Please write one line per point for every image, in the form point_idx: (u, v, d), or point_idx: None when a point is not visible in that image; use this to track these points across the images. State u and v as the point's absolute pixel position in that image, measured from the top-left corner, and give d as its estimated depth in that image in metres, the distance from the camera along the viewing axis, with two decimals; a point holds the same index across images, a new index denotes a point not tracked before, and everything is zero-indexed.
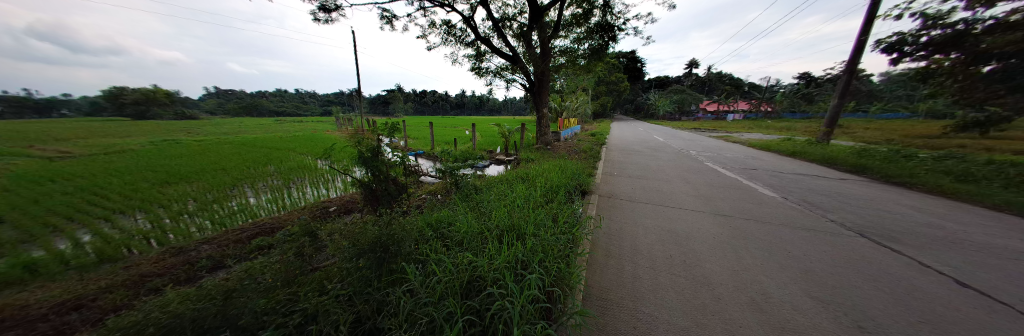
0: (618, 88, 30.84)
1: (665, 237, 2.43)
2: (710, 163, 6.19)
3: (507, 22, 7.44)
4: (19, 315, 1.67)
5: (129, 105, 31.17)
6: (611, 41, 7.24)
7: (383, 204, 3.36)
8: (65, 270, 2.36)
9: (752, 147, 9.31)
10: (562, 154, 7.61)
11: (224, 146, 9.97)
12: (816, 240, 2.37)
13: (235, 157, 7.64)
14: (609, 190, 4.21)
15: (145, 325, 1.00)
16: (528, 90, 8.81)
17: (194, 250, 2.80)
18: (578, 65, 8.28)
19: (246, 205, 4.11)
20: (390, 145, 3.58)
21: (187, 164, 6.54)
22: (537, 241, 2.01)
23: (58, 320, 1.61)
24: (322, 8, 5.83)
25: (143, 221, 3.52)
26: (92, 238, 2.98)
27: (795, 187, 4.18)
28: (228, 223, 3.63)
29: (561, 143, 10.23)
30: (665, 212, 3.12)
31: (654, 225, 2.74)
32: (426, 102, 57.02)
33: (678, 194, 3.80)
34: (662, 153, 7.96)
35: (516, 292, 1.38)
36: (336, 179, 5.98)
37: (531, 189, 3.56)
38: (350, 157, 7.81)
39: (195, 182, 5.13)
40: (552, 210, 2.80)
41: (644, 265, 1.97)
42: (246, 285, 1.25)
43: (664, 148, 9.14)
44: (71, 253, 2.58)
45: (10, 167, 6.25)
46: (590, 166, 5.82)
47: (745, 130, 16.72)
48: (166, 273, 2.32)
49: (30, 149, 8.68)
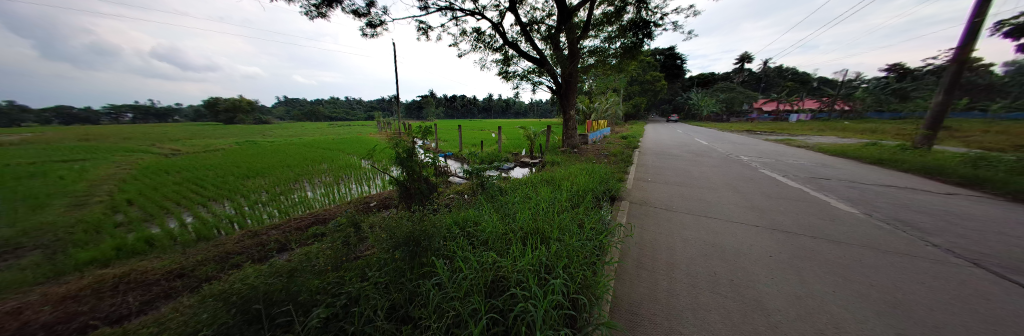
0: (654, 87, 28.82)
1: (708, 249, 2.13)
2: (766, 170, 5.43)
3: (536, 25, 7.30)
4: (142, 279, 2.11)
5: (222, 112, 37.45)
6: (646, 39, 6.71)
7: (416, 202, 3.45)
8: (172, 245, 2.85)
9: (818, 153, 8.02)
10: (590, 158, 7.27)
11: (287, 146, 11.31)
12: (906, 265, 1.85)
13: (297, 156, 8.58)
14: (644, 196, 3.90)
15: (227, 294, 1.07)
16: (555, 93, 8.66)
17: (265, 234, 3.10)
18: (608, 64, 7.86)
19: (305, 197, 4.54)
20: (423, 147, 3.72)
21: (260, 161, 7.54)
22: (562, 246, 1.88)
23: (166, 285, 2.04)
24: (368, 24, 6.27)
25: (229, 207, 4.05)
26: (194, 219, 3.55)
27: (880, 202, 3.45)
28: (291, 211, 4.05)
29: (589, 146, 9.81)
30: (708, 222, 2.77)
31: (694, 235, 2.46)
32: (455, 105, 58.76)
33: (724, 204, 3.37)
34: (705, 157, 7.22)
35: (540, 296, 1.28)
36: (377, 177, 6.35)
37: (558, 192, 3.42)
38: (388, 158, 8.28)
39: (267, 176, 5.82)
40: (579, 214, 2.65)
41: (682, 280, 1.69)
42: (304, 266, 1.30)
43: (709, 152, 8.27)
44: (179, 231, 3.11)
45: (140, 160, 7.83)
46: (622, 171, 5.48)
47: (813, 133, 14.39)
48: (243, 251, 2.62)
49: (151, 147, 10.79)
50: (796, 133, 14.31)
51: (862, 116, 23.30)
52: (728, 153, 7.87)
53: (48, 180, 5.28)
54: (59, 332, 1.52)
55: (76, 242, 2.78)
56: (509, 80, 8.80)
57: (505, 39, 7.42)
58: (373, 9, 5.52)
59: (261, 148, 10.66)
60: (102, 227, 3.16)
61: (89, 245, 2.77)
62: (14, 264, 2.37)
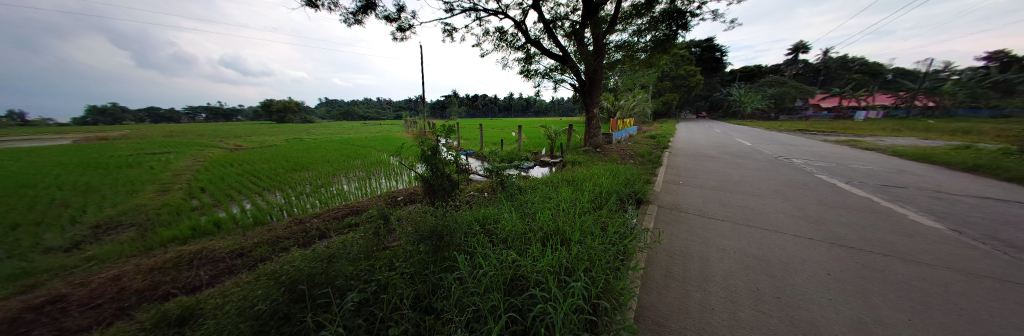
0: (688, 83, 26.80)
1: (748, 261, 1.94)
2: (821, 176, 4.79)
3: (559, 22, 7.14)
4: (211, 256, 2.44)
5: (275, 112, 42.11)
6: (681, 30, 6.22)
7: (439, 197, 3.58)
8: (235, 228, 3.27)
9: (891, 157, 6.89)
10: (614, 158, 6.96)
11: (327, 143, 12.36)
12: (1011, 294, 1.52)
13: (335, 152, 9.34)
14: (674, 200, 3.66)
15: (277, 274, 1.20)
16: (578, 90, 8.44)
17: (307, 221, 3.42)
18: (637, 59, 7.43)
19: (341, 190, 4.94)
20: (446, 146, 3.84)
21: (305, 156, 8.34)
22: (583, 249, 1.82)
23: (230, 262, 2.34)
24: (398, 28, 6.60)
25: (279, 197, 4.55)
26: (252, 206, 4.04)
27: (975, 216, 2.86)
28: (330, 202, 4.42)
29: (613, 146, 9.41)
30: (749, 232, 2.52)
31: (731, 245, 2.25)
32: (477, 104, 59.80)
33: (769, 213, 3.03)
34: (746, 160, 6.57)
35: (560, 298, 1.26)
36: (404, 173, 6.68)
37: (579, 193, 3.34)
38: (414, 155, 8.68)
39: (309, 170, 6.42)
40: (602, 217, 2.56)
41: (717, 292, 1.56)
42: (341, 254, 1.41)
43: (751, 154, 7.50)
44: (241, 216, 3.55)
45: (210, 154, 9.09)
46: (649, 173, 5.19)
47: (885, 133, 12.36)
48: (290, 236, 2.92)
49: (219, 143, 12.46)
50: (861, 133, 12.45)
51: (951, 113, 19.56)
52: (775, 156, 7.08)
53: (143, 169, 6.34)
54: (150, 298, 1.84)
55: (162, 222, 3.32)
56: (530, 78, 8.72)
57: (528, 37, 7.36)
58: (403, 13, 5.79)
59: (304, 144, 11.79)
60: (182, 210, 3.73)
61: (172, 225, 3.29)
62: (118, 238, 2.90)
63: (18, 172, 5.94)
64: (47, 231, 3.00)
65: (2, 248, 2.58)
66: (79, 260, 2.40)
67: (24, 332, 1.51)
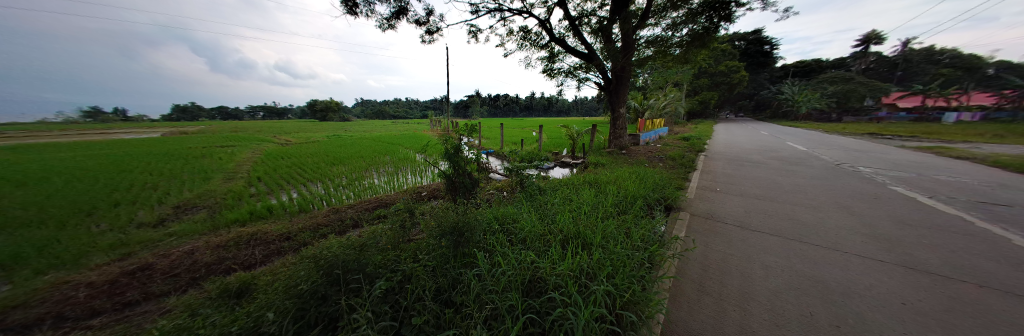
0: (728, 81, 24.56)
1: (797, 281, 1.72)
2: (895, 188, 4.10)
3: (586, 18, 6.90)
4: (263, 237, 2.75)
5: (317, 111, 46.27)
6: (722, 23, 5.69)
7: (460, 195, 3.66)
8: (284, 213, 3.65)
9: (993, 168, 5.69)
10: (642, 161, 6.60)
11: (360, 140, 13.28)
12: None
13: (368, 148, 10.02)
14: (709, 208, 3.37)
15: (316, 258, 1.31)
16: (604, 89, 8.14)
17: (343, 211, 3.71)
18: (670, 55, 6.94)
19: (373, 184, 5.28)
20: (468, 145, 3.92)
21: (341, 151, 9.05)
22: (606, 254, 1.75)
23: (279, 244, 2.62)
24: (427, 31, 6.85)
25: (320, 188, 4.99)
26: (298, 195, 4.49)
27: None
28: (363, 193, 4.76)
29: (640, 148, 8.93)
30: (799, 249, 2.23)
31: (777, 261, 2.02)
32: (499, 104, 60.34)
33: (825, 229, 2.67)
34: (797, 166, 5.85)
35: (581, 304, 1.21)
36: (428, 170, 6.95)
37: (603, 196, 3.22)
38: (438, 153, 9.00)
39: (345, 164, 6.95)
40: (628, 222, 2.44)
41: (761, 313, 1.39)
42: (370, 243, 1.50)
43: (805, 160, 6.64)
44: (289, 203, 3.96)
45: (264, 147, 10.25)
46: (680, 177, 4.85)
47: (985, 139, 10.23)
48: (328, 224, 3.18)
49: (271, 138, 14.01)
50: (951, 139, 10.48)
51: None
52: (834, 163, 6.21)
53: (212, 160, 7.33)
54: (215, 271, 2.13)
55: (226, 205, 3.82)
56: (554, 77, 8.59)
57: (552, 35, 7.22)
58: (431, 17, 5.98)
59: (341, 141, 12.80)
60: (242, 196, 4.26)
61: (234, 208, 3.77)
62: (193, 217, 3.39)
63: (123, 160, 7.21)
64: (141, 209, 3.60)
65: (110, 221, 3.14)
66: (163, 235, 2.84)
67: (121, 294, 1.83)
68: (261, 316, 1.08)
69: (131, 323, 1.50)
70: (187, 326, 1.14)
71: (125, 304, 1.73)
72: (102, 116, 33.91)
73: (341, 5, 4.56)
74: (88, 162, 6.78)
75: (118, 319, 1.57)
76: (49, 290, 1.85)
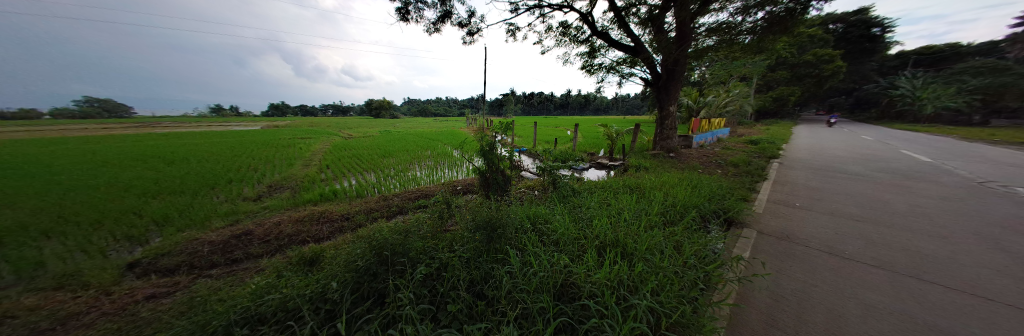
0: (812, 74, 20.44)
1: (909, 328, 1.34)
2: None
3: (634, 8, 6.38)
4: (326, 217, 3.17)
5: (372, 109, 51.92)
6: (813, 1, 4.69)
7: (493, 191, 3.73)
8: (344, 196, 4.17)
9: None
10: (693, 166, 5.88)
11: (407, 135, 14.48)
12: None
13: (413, 143, 10.93)
14: (780, 226, 2.85)
15: (366, 240, 1.46)
16: (651, 85, 7.47)
17: (390, 199, 4.11)
18: (737, 45, 5.99)
19: (416, 175, 5.74)
20: (503, 143, 3.94)
21: (391, 145, 10.03)
22: (649, 267, 1.60)
23: (337, 224, 3.00)
24: (469, 32, 7.12)
25: (373, 176, 5.61)
26: (356, 182, 5.10)
27: None
28: (407, 183, 5.20)
29: (691, 151, 7.99)
30: (914, 288, 1.74)
31: (880, 300, 1.60)
32: (535, 102, 60.12)
33: (958, 266, 2.02)
34: (911, 181, 4.60)
35: (618, 316, 1.13)
36: (464, 165, 7.28)
37: (645, 203, 2.96)
38: (474, 149, 9.34)
39: (394, 156, 7.66)
40: (675, 234, 2.20)
41: None
42: (413, 230, 1.61)
43: (925, 174, 5.18)
44: (349, 189, 4.51)
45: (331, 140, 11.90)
46: (740, 187, 4.21)
47: None
48: (377, 209, 3.54)
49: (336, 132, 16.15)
50: None
51: None
52: (973, 179, 4.73)
53: (294, 149, 8.80)
54: (293, 241, 2.54)
55: (303, 187, 4.57)
56: (594, 74, 8.18)
57: (594, 29, 6.84)
58: (473, 18, 6.19)
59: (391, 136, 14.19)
60: (313, 180, 5.01)
61: (308, 189, 4.48)
62: (280, 195, 4.14)
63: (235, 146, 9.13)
64: (246, 186, 4.52)
65: (226, 194, 4.01)
66: (260, 208, 3.51)
67: (230, 252, 2.31)
68: (326, 284, 1.24)
69: (235, 276, 1.87)
70: (273, 284, 1.38)
71: (233, 260, 2.19)
72: (223, 112, 43.32)
73: (395, 11, 4.97)
74: (211, 148, 8.69)
75: (228, 272, 2.00)
76: (185, 244, 2.43)
